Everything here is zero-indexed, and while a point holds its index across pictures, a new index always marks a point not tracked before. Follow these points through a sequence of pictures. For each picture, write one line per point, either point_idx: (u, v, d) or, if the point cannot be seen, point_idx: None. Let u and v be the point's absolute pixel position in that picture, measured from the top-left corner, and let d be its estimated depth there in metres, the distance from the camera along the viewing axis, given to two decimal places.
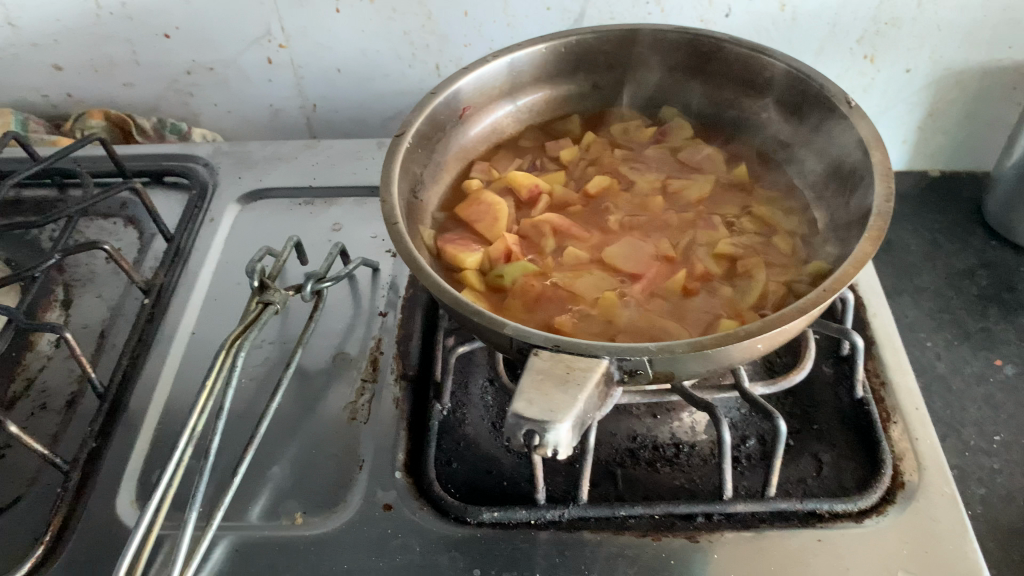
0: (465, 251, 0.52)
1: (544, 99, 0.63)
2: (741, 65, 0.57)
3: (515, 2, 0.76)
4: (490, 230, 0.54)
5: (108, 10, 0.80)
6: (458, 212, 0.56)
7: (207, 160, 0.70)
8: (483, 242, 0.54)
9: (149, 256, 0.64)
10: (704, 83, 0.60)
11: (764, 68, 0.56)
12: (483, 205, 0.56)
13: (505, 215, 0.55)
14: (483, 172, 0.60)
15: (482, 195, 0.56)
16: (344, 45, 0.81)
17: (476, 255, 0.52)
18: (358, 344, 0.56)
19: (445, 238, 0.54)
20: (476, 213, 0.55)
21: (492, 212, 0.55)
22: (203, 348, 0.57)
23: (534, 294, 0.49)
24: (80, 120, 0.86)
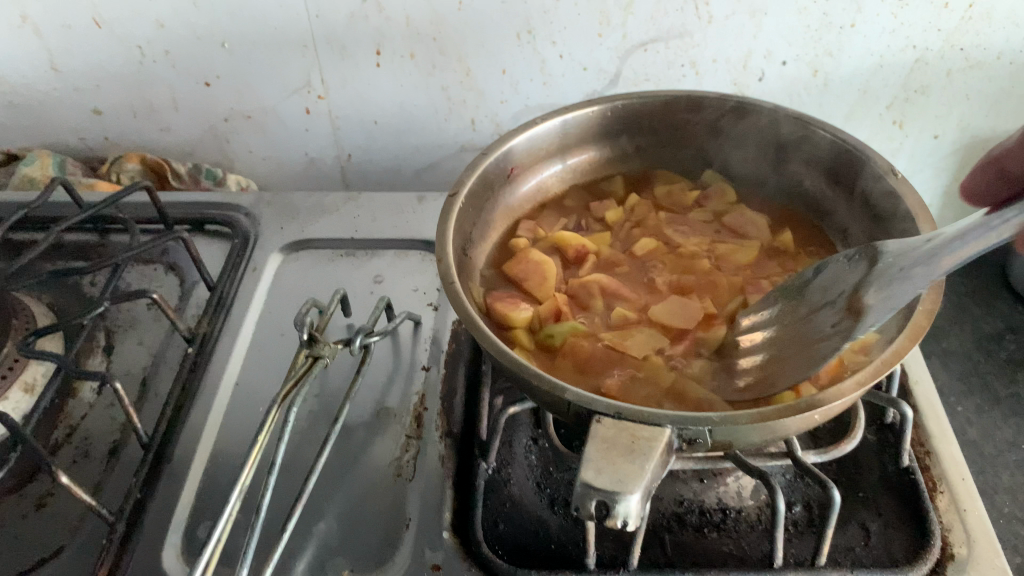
0: (515, 309, 0.53)
1: (589, 160, 0.64)
2: (785, 134, 0.58)
3: (553, 62, 0.78)
4: (539, 289, 0.55)
5: (152, 57, 0.81)
6: (506, 269, 0.57)
7: (249, 210, 0.71)
8: (532, 301, 0.55)
9: (191, 304, 0.65)
10: (747, 147, 0.62)
11: (808, 137, 0.57)
12: (530, 263, 0.56)
13: (554, 274, 0.56)
14: (530, 231, 0.61)
15: (530, 254, 0.57)
16: (382, 97, 0.83)
17: (527, 313, 0.52)
18: (401, 398, 0.57)
19: (494, 296, 0.55)
20: (523, 271, 0.56)
21: (540, 271, 0.56)
22: (246, 398, 0.57)
23: (586, 356, 0.50)
24: (117, 163, 0.87)
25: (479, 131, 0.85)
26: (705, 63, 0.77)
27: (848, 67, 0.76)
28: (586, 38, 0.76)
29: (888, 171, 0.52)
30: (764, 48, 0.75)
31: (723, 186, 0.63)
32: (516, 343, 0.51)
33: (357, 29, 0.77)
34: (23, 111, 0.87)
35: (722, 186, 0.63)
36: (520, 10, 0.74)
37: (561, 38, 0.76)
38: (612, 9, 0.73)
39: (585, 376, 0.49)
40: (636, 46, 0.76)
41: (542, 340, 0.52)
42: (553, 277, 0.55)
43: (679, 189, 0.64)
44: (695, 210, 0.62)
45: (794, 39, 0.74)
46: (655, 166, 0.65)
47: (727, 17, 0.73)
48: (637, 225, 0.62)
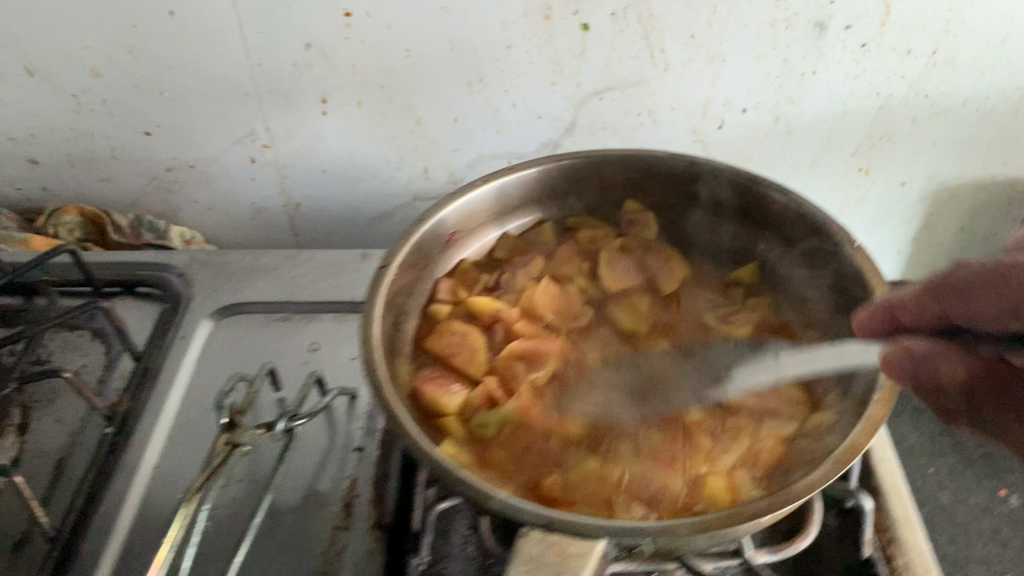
0: (444, 394, 0.49)
1: (517, 212, 0.60)
2: (734, 193, 0.55)
3: (506, 109, 0.75)
4: (469, 366, 0.51)
5: (88, 107, 0.78)
6: (429, 343, 0.53)
7: (182, 270, 0.67)
8: (460, 378, 0.51)
9: (115, 376, 0.60)
10: (691, 203, 0.59)
11: (758, 197, 0.55)
12: (457, 335, 0.53)
13: (481, 345, 0.53)
14: (450, 292, 0.57)
15: (455, 326, 0.54)
16: (331, 146, 0.79)
17: (455, 399, 0.49)
18: (331, 481, 0.53)
19: (422, 376, 0.51)
20: (449, 346, 0.53)
21: (467, 344, 0.52)
22: (166, 485, 0.53)
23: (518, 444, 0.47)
24: (54, 216, 0.83)
25: (432, 178, 0.82)
26: (663, 111, 0.74)
27: (810, 114, 0.73)
28: (539, 85, 0.73)
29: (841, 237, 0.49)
30: (723, 96, 0.72)
31: (650, 219, 0.60)
32: (446, 432, 0.48)
33: (302, 78, 0.74)
34: None
35: (647, 219, 0.60)
36: (470, 58, 0.71)
37: (514, 86, 0.73)
38: (566, 57, 0.71)
39: (516, 472, 0.45)
40: (591, 93, 0.73)
41: (471, 426, 0.48)
42: (481, 350, 0.52)
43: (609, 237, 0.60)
44: (635, 263, 0.59)
45: (754, 85, 0.71)
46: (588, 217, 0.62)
47: (684, 64, 0.70)
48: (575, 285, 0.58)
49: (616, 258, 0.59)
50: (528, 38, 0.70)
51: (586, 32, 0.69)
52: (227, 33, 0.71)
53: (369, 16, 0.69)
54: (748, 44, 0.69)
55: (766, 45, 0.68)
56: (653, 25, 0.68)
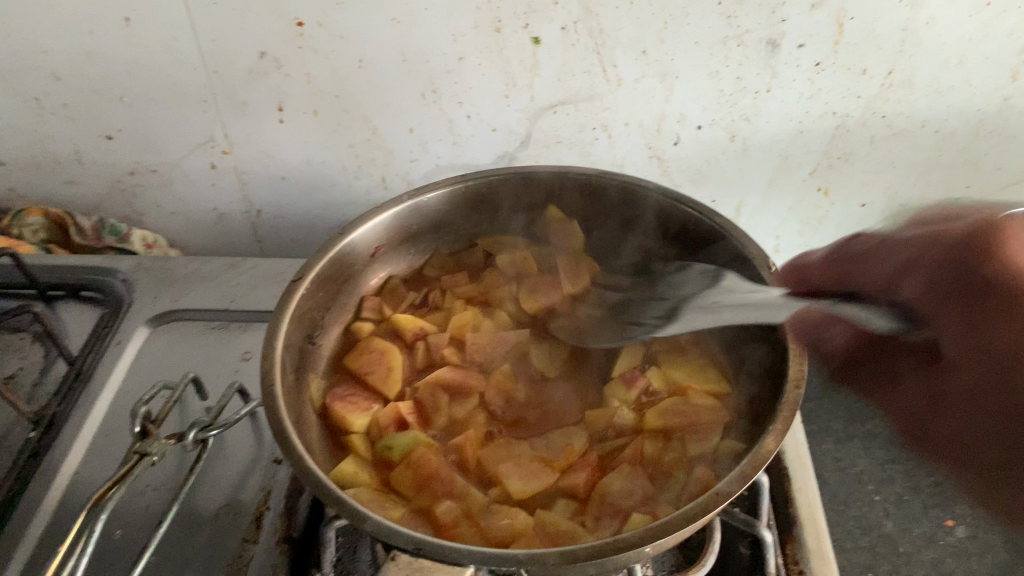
0: (353, 413, 0.51)
1: (443, 230, 0.63)
2: (647, 213, 0.59)
3: (460, 121, 0.75)
4: (384, 386, 0.53)
5: (51, 110, 0.79)
6: (348, 360, 0.56)
7: (126, 275, 0.67)
8: (373, 396, 0.53)
9: (49, 380, 0.61)
10: (609, 220, 0.62)
11: (668, 212, 0.57)
12: (374, 353, 0.56)
13: (398, 365, 0.55)
14: (375, 308, 0.61)
15: (372, 342, 0.56)
16: (289, 154, 0.79)
17: (363, 418, 0.51)
18: (246, 493, 0.52)
19: (335, 392, 0.53)
20: (366, 363, 0.55)
21: (383, 362, 0.55)
22: (82, 491, 0.53)
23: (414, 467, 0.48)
24: (18, 217, 0.84)
25: (390, 188, 0.82)
26: (618, 126, 0.73)
27: (766, 133, 0.72)
28: (492, 98, 0.73)
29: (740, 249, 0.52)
30: (677, 112, 0.72)
31: (573, 231, 0.63)
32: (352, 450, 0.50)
33: (257, 86, 0.74)
34: None
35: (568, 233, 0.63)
36: (423, 69, 0.71)
37: (467, 98, 0.73)
38: (518, 70, 0.71)
39: (410, 490, 0.47)
40: (544, 107, 0.73)
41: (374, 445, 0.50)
42: (395, 368, 0.55)
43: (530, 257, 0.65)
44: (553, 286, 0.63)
45: (707, 102, 0.71)
46: (516, 235, 0.66)
47: (636, 79, 0.70)
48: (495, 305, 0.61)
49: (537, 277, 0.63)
50: (480, 50, 0.70)
51: (537, 46, 0.69)
52: (182, 40, 0.71)
53: (321, 26, 0.69)
54: (700, 61, 0.68)
55: (718, 62, 0.68)
56: (603, 40, 0.68)
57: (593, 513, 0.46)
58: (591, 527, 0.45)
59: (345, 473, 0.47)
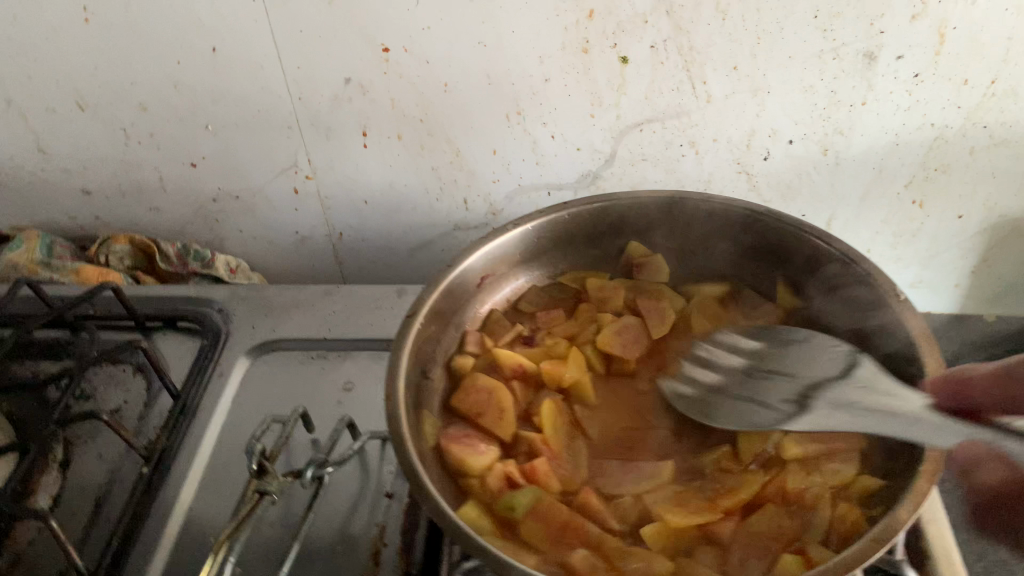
0: (472, 455, 0.50)
1: (541, 262, 0.61)
2: (763, 239, 0.56)
3: (545, 142, 0.74)
4: (499, 427, 0.52)
5: (137, 139, 0.80)
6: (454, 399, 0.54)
7: (221, 305, 0.68)
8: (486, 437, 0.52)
9: (154, 413, 0.61)
10: (721, 246, 0.60)
11: (786, 238, 0.55)
12: (481, 392, 0.54)
13: (510, 404, 0.53)
14: (477, 342, 0.58)
15: (479, 381, 0.54)
16: (372, 177, 0.80)
17: (485, 458, 0.50)
18: (360, 528, 0.52)
19: (447, 435, 0.52)
20: (475, 404, 0.53)
21: (493, 403, 0.53)
22: (198, 526, 0.53)
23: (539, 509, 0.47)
24: (105, 245, 0.85)
25: (472, 210, 0.82)
26: (706, 142, 0.72)
27: (860, 146, 0.71)
28: (578, 118, 0.72)
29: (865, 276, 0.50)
30: (768, 127, 0.70)
31: (660, 262, 0.61)
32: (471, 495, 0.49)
33: (341, 112, 0.75)
34: (13, 191, 0.86)
35: (653, 264, 0.61)
36: (508, 91, 0.71)
37: (552, 118, 0.72)
38: (604, 90, 0.70)
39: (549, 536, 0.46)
40: (631, 125, 0.72)
41: (496, 490, 0.49)
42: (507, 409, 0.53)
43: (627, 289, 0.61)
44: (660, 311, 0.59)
45: (800, 117, 0.69)
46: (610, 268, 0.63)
47: (726, 95, 0.69)
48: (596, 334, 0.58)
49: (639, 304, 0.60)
50: (566, 71, 0.69)
51: (625, 65, 0.68)
52: (267, 69, 0.72)
53: (407, 50, 0.69)
54: (793, 76, 0.67)
55: (813, 76, 0.66)
56: (693, 57, 0.66)
57: (738, 552, 0.46)
58: (739, 565, 0.45)
59: (469, 516, 0.46)
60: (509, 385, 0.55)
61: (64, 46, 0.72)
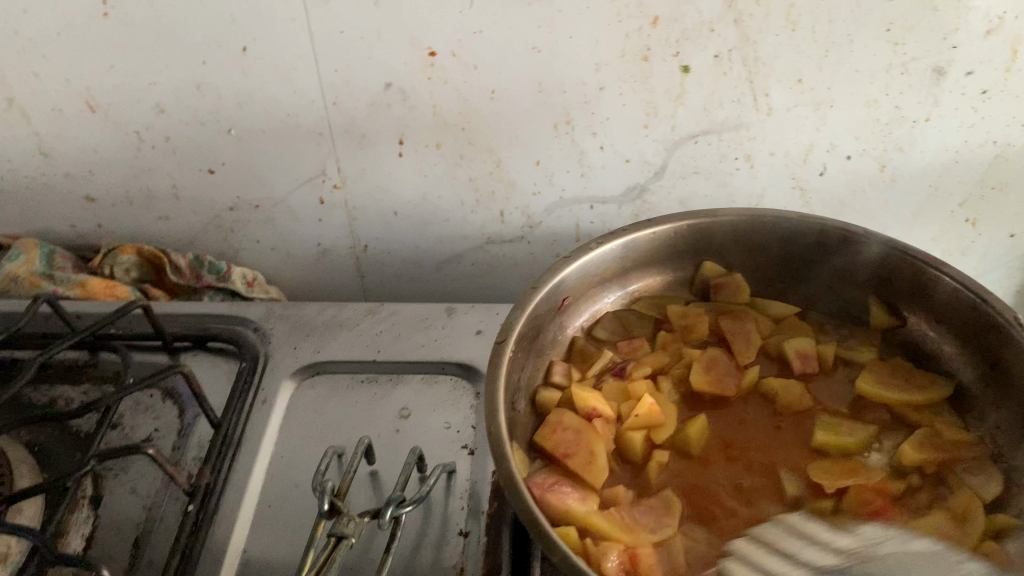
0: (578, 506, 0.44)
1: (618, 285, 0.58)
2: (859, 257, 0.54)
3: (592, 153, 0.71)
4: (590, 474, 0.46)
5: (151, 143, 0.74)
6: (539, 439, 0.48)
7: (257, 325, 0.64)
8: (578, 484, 0.46)
9: (192, 443, 0.56)
10: (805, 269, 0.57)
11: (888, 257, 0.52)
12: (569, 431, 0.48)
13: (602, 450, 0.47)
14: (563, 373, 0.53)
15: (566, 419, 0.48)
16: (405, 187, 0.76)
17: (589, 507, 0.44)
18: (434, 571, 0.48)
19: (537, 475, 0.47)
20: (563, 443, 0.47)
21: (584, 445, 0.47)
22: (257, 570, 0.49)
23: (640, 554, 0.42)
24: (110, 255, 0.80)
25: (508, 222, 0.78)
26: (761, 156, 0.70)
27: (919, 163, 0.69)
28: (630, 129, 0.69)
29: (984, 299, 0.48)
30: (827, 142, 0.68)
31: (739, 282, 0.58)
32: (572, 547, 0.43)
33: (379, 118, 0.70)
34: (9, 197, 0.80)
35: (730, 282, 0.58)
36: (559, 100, 0.67)
37: (603, 129, 0.69)
38: (661, 100, 0.66)
39: None
40: (685, 137, 0.69)
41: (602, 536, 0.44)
42: (598, 453, 0.47)
43: (709, 312, 0.57)
44: (746, 333, 0.55)
45: (861, 132, 0.67)
46: (686, 290, 0.60)
47: (788, 108, 0.66)
48: (687, 364, 0.54)
49: (724, 326, 0.56)
50: (623, 79, 0.65)
51: (685, 74, 0.64)
52: (302, 70, 0.67)
53: (455, 55, 0.64)
54: (859, 90, 0.64)
55: (877, 90, 0.64)
56: (758, 69, 0.63)
57: None
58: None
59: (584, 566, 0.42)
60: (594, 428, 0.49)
61: (77, 41, 0.66)
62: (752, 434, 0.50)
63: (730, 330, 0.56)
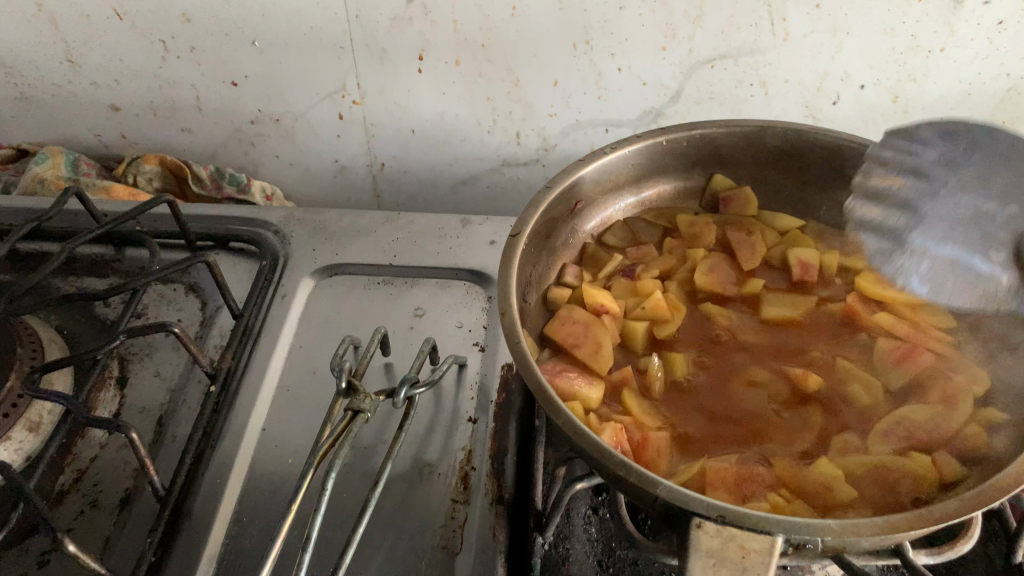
0: (583, 388, 0.46)
1: (631, 194, 0.60)
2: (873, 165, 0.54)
3: (609, 75, 0.72)
4: (595, 362, 0.48)
5: (176, 53, 0.75)
6: (548, 330, 0.50)
7: (278, 228, 0.66)
8: (585, 373, 0.48)
9: (214, 332, 0.58)
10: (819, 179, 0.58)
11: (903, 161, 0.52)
12: (579, 324, 0.50)
13: (608, 340, 0.49)
14: (576, 275, 0.56)
15: (575, 313, 0.50)
16: (423, 106, 0.77)
17: (593, 390, 0.46)
18: (443, 454, 0.51)
19: (547, 366, 0.48)
20: (571, 335, 0.49)
21: (591, 336, 0.49)
22: (276, 445, 0.51)
23: (646, 437, 0.44)
24: (134, 164, 0.82)
25: (523, 144, 0.80)
26: (777, 83, 0.71)
27: (932, 95, 0.70)
28: (648, 51, 0.70)
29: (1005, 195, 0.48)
30: (842, 70, 0.69)
31: (748, 195, 0.59)
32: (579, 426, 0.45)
33: (399, 33, 0.71)
34: (35, 104, 0.81)
35: (740, 195, 0.59)
36: (579, 20, 0.68)
37: (621, 50, 0.70)
38: (680, 22, 0.67)
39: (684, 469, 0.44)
40: (702, 61, 0.70)
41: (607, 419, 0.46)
42: (605, 343, 0.49)
43: (718, 224, 0.59)
44: (753, 244, 0.57)
45: (876, 62, 0.68)
46: (697, 202, 0.62)
47: (805, 34, 0.67)
48: (693, 269, 0.56)
49: (732, 237, 0.58)
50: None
51: None
52: None
53: None
54: (875, 17, 0.65)
55: (895, 18, 0.64)
56: None
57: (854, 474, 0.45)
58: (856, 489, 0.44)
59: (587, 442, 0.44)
60: (602, 322, 0.51)
61: None
62: (755, 334, 0.51)
63: (739, 241, 0.57)
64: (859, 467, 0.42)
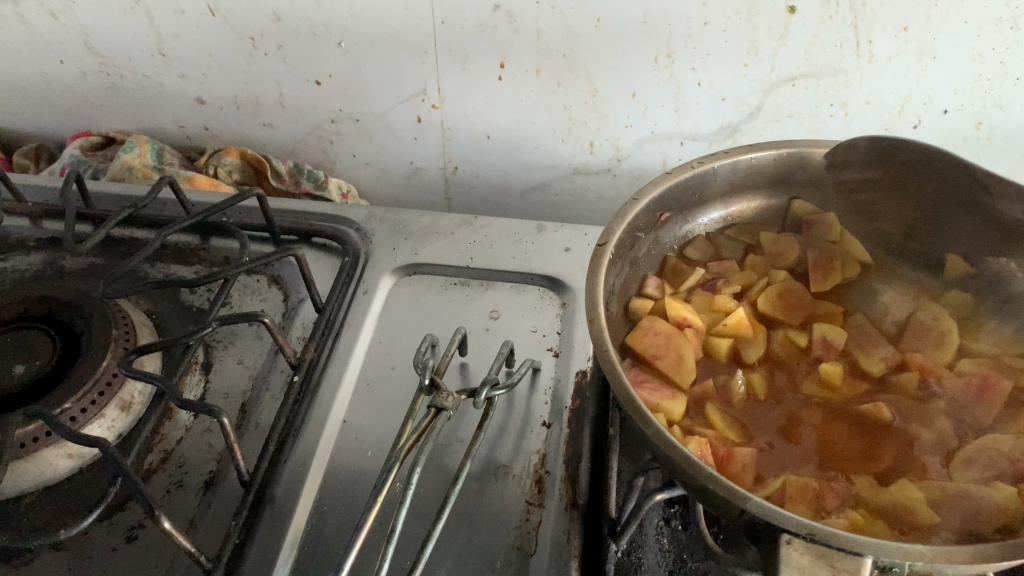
0: (666, 400, 0.47)
1: (713, 209, 0.60)
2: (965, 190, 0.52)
3: (688, 89, 0.73)
4: (678, 374, 0.49)
5: (264, 50, 0.77)
6: (630, 339, 0.51)
7: (360, 226, 0.68)
8: (667, 384, 0.49)
9: (297, 323, 0.60)
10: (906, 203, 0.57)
11: (988, 204, 0.51)
12: (660, 336, 0.50)
13: (690, 353, 0.50)
14: (657, 287, 0.56)
15: (658, 324, 0.51)
16: (500, 112, 0.79)
17: (675, 402, 0.47)
18: (518, 455, 0.51)
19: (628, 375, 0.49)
20: (654, 346, 0.50)
21: (674, 348, 0.50)
22: (356, 437, 0.53)
23: (727, 451, 0.45)
24: (216, 156, 0.84)
25: (596, 153, 0.81)
26: (856, 104, 0.71)
27: (1015, 123, 0.70)
28: (730, 67, 0.70)
29: None
30: (925, 94, 0.69)
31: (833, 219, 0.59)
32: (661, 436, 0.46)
33: (483, 38, 0.71)
34: (125, 93, 0.84)
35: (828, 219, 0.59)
36: (663, 33, 0.68)
37: (703, 64, 0.70)
38: (764, 39, 0.67)
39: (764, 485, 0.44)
40: (784, 79, 0.70)
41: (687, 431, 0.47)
42: (687, 356, 0.50)
43: (801, 243, 0.60)
44: None
45: (962, 87, 0.67)
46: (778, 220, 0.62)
47: (891, 57, 0.66)
48: (773, 287, 0.57)
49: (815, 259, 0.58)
50: (728, 16, 0.66)
51: (791, 15, 0.65)
52: None
53: None
54: (965, 42, 0.64)
55: (985, 44, 0.64)
56: (865, 14, 0.63)
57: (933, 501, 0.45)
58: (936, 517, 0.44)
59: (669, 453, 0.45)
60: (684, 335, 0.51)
61: None
62: (834, 356, 0.53)
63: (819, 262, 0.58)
64: (943, 493, 0.42)
